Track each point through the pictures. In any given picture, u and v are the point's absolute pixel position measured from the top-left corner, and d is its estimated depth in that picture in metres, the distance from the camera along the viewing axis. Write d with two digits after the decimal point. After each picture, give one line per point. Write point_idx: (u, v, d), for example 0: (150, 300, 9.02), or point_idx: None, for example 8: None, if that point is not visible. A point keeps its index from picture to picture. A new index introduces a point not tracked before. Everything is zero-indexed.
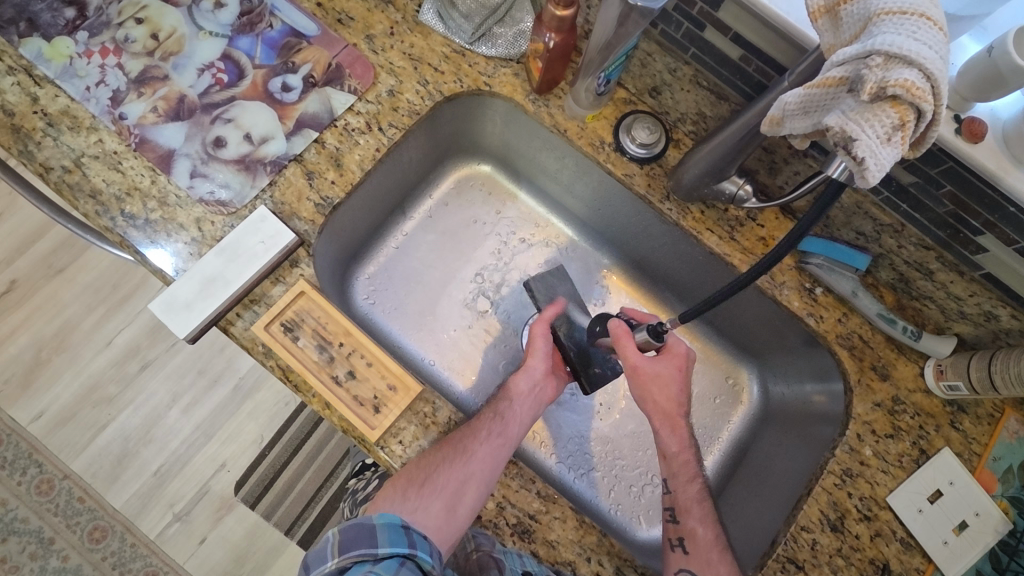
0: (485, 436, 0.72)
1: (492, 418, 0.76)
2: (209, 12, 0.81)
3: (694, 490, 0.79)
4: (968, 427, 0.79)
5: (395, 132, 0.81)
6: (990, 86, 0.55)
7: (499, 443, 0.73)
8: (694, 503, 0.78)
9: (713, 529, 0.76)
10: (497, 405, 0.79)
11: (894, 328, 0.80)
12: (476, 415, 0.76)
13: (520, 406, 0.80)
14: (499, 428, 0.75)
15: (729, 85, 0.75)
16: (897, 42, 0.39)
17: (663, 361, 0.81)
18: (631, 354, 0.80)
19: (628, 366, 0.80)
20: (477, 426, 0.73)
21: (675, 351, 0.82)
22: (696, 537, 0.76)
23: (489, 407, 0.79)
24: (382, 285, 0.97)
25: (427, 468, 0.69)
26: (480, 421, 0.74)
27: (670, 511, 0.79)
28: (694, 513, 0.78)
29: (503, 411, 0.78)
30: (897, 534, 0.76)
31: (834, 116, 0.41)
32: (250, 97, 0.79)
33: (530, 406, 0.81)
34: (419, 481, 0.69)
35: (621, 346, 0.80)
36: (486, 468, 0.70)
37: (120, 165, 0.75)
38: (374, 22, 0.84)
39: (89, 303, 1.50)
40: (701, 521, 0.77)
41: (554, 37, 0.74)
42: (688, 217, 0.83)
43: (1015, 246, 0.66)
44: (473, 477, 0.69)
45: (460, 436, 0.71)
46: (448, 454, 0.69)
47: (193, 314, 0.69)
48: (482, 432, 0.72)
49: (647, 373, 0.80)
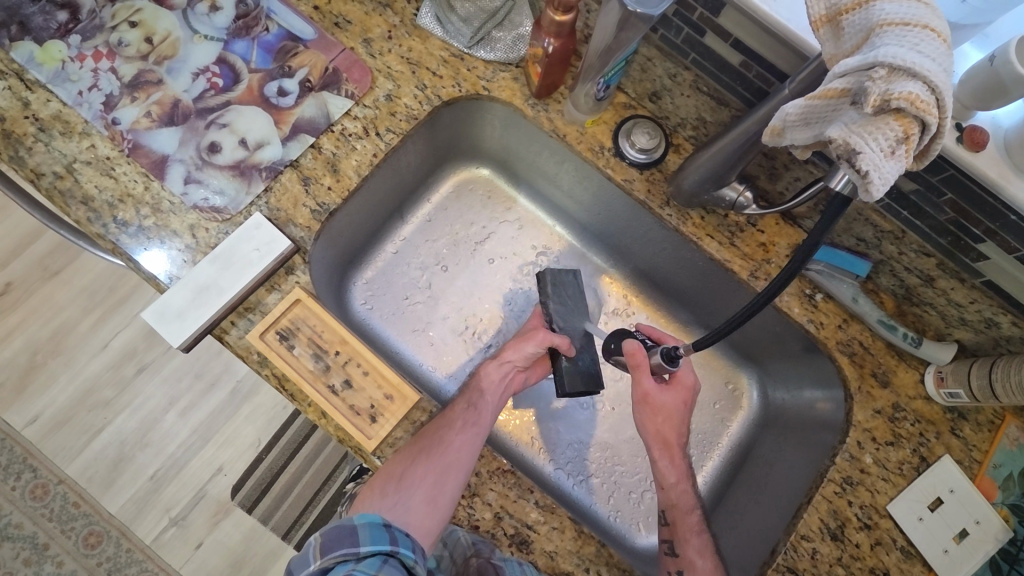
0: (461, 425, 0.72)
1: (465, 409, 0.75)
2: (204, 15, 0.80)
3: (693, 520, 0.78)
4: (969, 435, 0.79)
5: (393, 137, 0.80)
6: (992, 94, 0.54)
7: (475, 431, 0.73)
8: (694, 533, 0.77)
9: (712, 560, 0.75)
10: (469, 396, 0.78)
11: (895, 334, 0.80)
12: (448, 407, 0.75)
13: (490, 398, 0.79)
14: (473, 418, 0.74)
15: (729, 91, 0.74)
16: (900, 54, 0.38)
17: (671, 392, 0.81)
18: (643, 381, 0.80)
19: (639, 394, 0.81)
20: (451, 416, 0.73)
21: (682, 383, 0.82)
22: (696, 569, 0.75)
23: (461, 397, 0.78)
24: (380, 291, 0.96)
25: (403, 463, 0.68)
26: (453, 411, 0.74)
27: (670, 544, 0.78)
28: (693, 544, 0.77)
29: (476, 402, 0.77)
30: (898, 542, 0.76)
31: (836, 129, 0.41)
32: (246, 102, 0.78)
33: (501, 392, 0.80)
34: (396, 476, 0.68)
35: (637, 370, 0.80)
36: (464, 456, 0.69)
37: (113, 171, 0.74)
38: (372, 26, 0.83)
39: (84, 306, 1.48)
40: (700, 552, 0.76)
41: (553, 42, 0.73)
42: (688, 223, 0.82)
43: (1015, 254, 0.65)
44: (451, 465, 0.68)
45: (434, 427, 0.71)
46: (423, 446, 0.69)
47: (186, 323, 0.68)
48: (456, 422, 0.72)
49: (655, 403, 0.80)
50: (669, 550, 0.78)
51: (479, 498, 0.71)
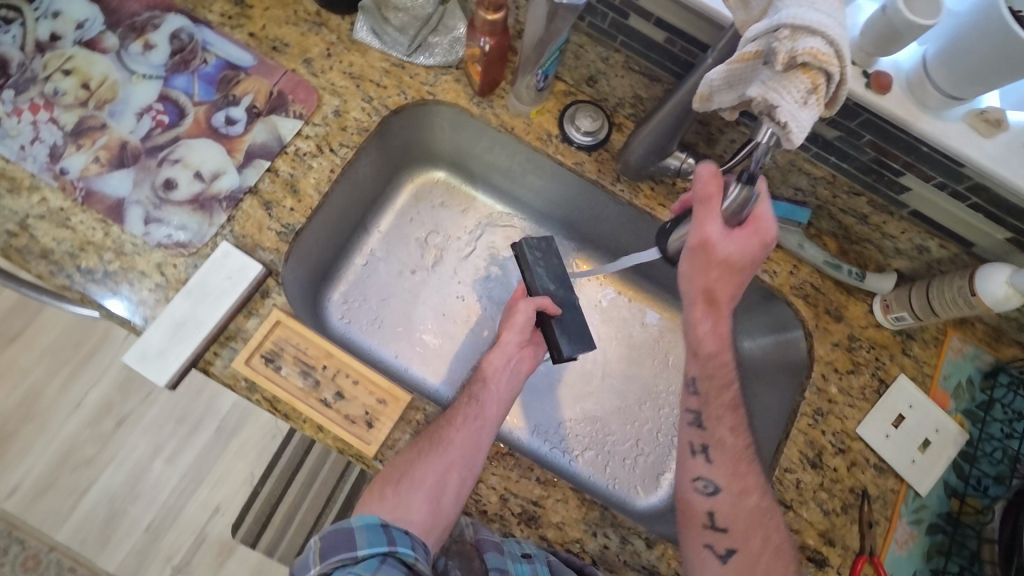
0: (462, 423, 0.74)
1: (467, 403, 0.78)
2: (139, 55, 0.80)
3: (727, 396, 0.77)
4: (918, 353, 0.87)
5: (347, 151, 0.82)
6: (889, 42, 0.60)
7: (475, 426, 0.75)
8: (727, 410, 0.77)
9: (744, 437, 0.76)
10: (471, 389, 0.80)
11: (840, 271, 0.87)
12: (452, 403, 0.78)
13: (496, 384, 0.81)
14: (476, 411, 0.77)
15: (659, 67, 0.79)
16: (799, 15, 0.42)
17: (741, 236, 0.67)
18: (709, 219, 0.65)
19: (699, 237, 0.66)
20: (454, 413, 0.75)
21: (758, 230, 0.67)
22: (724, 445, 0.75)
23: (465, 391, 0.80)
24: (355, 303, 0.98)
25: (403, 465, 0.70)
26: (455, 407, 0.76)
27: (697, 415, 0.77)
28: (726, 423, 0.76)
29: (477, 394, 0.79)
30: (871, 461, 0.82)
31: (755, 88, 0.44)
32: (194, 135, 0.78)
33: (505, 369, 0.83)
34: (395, 478, 0.70)
35: (705, 203, 0.66)
36: (466, 452, 0.72)
37: (69, 221, 0.73)
38: (310, 46, 0.84)
39: (49, 367, 1.44)
40: (732, 429, 0.76)
41: (489, 40, 0.76)
42: (640, 196, 0.87)
43: (933, 182, 0.72)
44: (454, 464, 0.70)
45: (435, 427, 0.73)
46: (425, 446, 0.71)
47: (169, 360, 0.68)
48: (457, 418, 0.74)
49: (716, 252, 0.67)
50: (696, 422, 0.77)
51: (483, 483, 0.74)
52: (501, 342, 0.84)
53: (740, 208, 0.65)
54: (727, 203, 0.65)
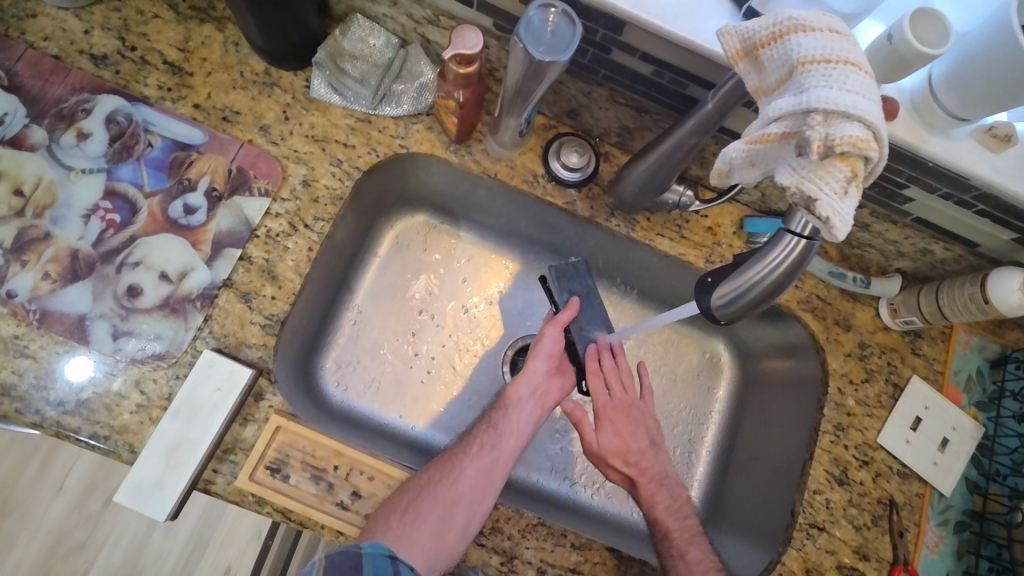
0: (476, 452, 0.73)
1: (485, 431, 0.75)
2: (74, 147, 0.71)
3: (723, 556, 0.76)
4: (928, 351, 0.87)
5: (323, 225, 0.76)
6: (897, 69, 0.56)
7: (491, 456, 0.73)
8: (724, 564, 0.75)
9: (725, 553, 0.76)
10: (491, 415, 0.77)
11: (846, 280, 0.86)
12: (469, 432, 0.77)
13: (518, 413, 0.77)
14: (492, 441, 0.74)
15: (647, 98, 0.74)
16: (832, 98, 0.38)
17: None
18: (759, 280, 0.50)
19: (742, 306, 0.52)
20: (469, 443, 0.74)
21: None
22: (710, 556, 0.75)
23: (485, 416, 0.78)
24: (349, 368, 0.93)
25: (410, 495, 0.67)
26: (472, 437, 0.75)
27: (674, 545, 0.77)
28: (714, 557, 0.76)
29: (498, 422, 0.76)
30: (894, 468, 0.83)
31: (786, 176, 0.41)
32: (152, 231, 0.71)
33: (529, 409, 0.77)
34: (402, 508, 0.66)
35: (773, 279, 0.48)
36: (478, 484, 0.70)
37: (27, 349, 0.66)
38: (264, 110, 0.77)
39: (24, 453, 1.35)
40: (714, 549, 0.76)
41: (463, 92, 0.70)
42: (637, 228, 0.83)
43: (938, 193, 0.70)
44: (462, 497, 0.69)
45: (449, 457, 0.73)
46: (435, 475, 0.70)
47: (167, 491, 0.63)
48: (472, 447, 0.73)
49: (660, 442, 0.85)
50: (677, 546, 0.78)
51: (518, 559, 0.71)
52: (528, 371, 0.79)
53: (795, 269, 0.46)
54: (776, 260, 0.46)
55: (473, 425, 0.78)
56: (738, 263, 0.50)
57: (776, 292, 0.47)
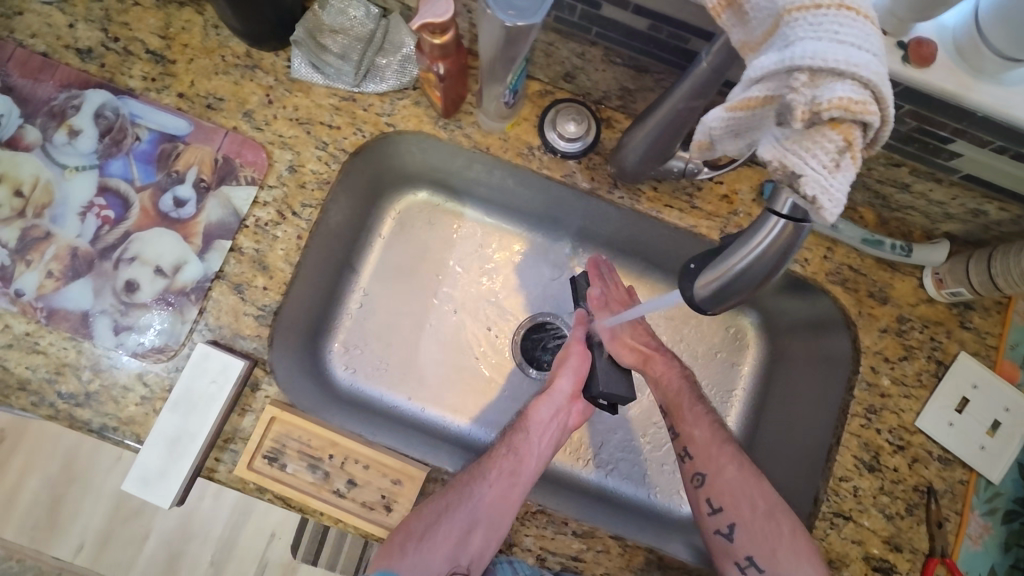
0: (495, 477, 0.72)
1: (504, 455, 0.74)
2: (66, 145, 0.72)
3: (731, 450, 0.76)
4: (980, 324, 0.77)
5: (312, 211, 0.74)
6: (932, 5, 0.49)
7: (511, 482, 0.72)
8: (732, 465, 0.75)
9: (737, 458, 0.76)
10: (511, 438, 0.76)
11: (882, 248, 0.76)
12: (489, 451, 0.75)
13: (536, 437, 0.76)
14: (512, 465, 0.73)
15: (646, 56, 0.67)
16: (820, 53, 0.33)
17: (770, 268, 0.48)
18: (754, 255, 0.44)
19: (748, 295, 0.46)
20: (488, 466, 0.73)
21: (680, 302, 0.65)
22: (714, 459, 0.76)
23: (505, 437, 0.77)
24: (357, 350, 0.89)
25: (425, 521, 0.68)
26: (492, 459, 0.74)
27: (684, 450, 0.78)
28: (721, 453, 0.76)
29: (517, 445, 0.75)
30: (934, 454, 0.75)
31: (769, 148, 0.35)
32: (145, 226, 0.71)
33: (547, 434, 0.77)
34: (418, 535, 0.68)
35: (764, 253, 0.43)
36: (496, 511, 0.69)
37: (38, 345, 0.69)
38: (247, 95, 0.75)
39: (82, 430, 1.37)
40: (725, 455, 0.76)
41: (442, 64, 0.66)
42: (643, 199, 0.77)
43: (990, 147, 0.60)
44: (480, 523, 0.69)
45: (466, 481, 0.72)
46: (452, 500, 0.70)
47: (171, 480, 0.65)
48: (490, 473, 0.72)
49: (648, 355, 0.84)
50: (683, 454, 0.78)
51: (518, 546, 0.71)
52: (551, 391, 0.78)
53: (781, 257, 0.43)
54: (761, 247, 0.42)
55: (495, 443, 0.77)
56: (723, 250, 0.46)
57: (766, 269, 0.43)
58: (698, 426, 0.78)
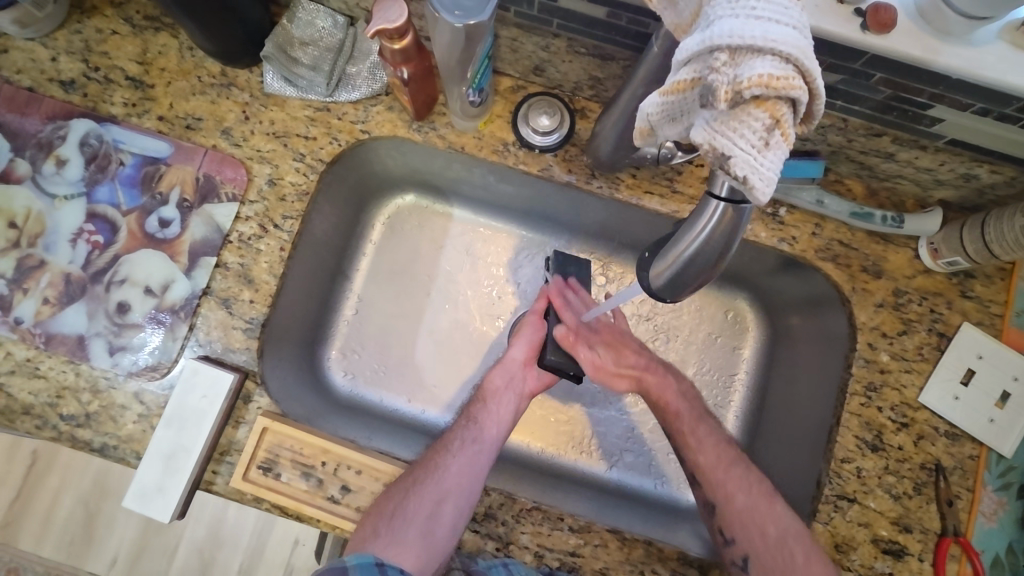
0: (458, 448, 0.73)
1: (464, 427, 0.76)
2: (55, 175, 0.74)
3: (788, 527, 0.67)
4: (981, 292, 0.75)
5: (293, 222, 0.75)
6: None
7: (476, 450, 0.74)
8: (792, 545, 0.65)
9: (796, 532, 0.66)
10: (471, 410, 0.78)
11: (873, 221, 0.74)
12: (448, 429, 0.77)
13: (494, 406, 0.78)
14: (473, 434, 0.75)
15: (609, 43, 0.66)
16: (736, 31, 0.33)
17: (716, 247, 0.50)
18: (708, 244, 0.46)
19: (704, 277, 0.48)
20: (450, 439, 0.74)
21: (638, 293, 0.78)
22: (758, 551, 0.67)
23: (464, 412, 0.78)
24: (355, 355, 0.90)
25: (397, 497, 0.67)
26: (451, 433, 0.75)
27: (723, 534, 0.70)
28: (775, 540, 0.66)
29: (477, 415, 0.77)
30: (940, 430, 0.73)
31: (699, 130, 0.35)
32: (133, 248, 0.73)
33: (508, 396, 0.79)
34: (389, 512, 0.66)
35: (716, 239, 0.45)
36: (464, 478, 0.70)
37: (38, 369, 0.71)
38: (225, 112, 0.76)
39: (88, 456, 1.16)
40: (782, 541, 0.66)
41: (405, 69, 0.66)
42: (622, 187, 0.76)
43: (971, 109, 0.58)
44: (450, 492, 0.69)
45: (431, 455, 0.73)
46: (421, 475, 0.70)
47: (168, 495, 0.67)
48: (453, 444, 0.73)
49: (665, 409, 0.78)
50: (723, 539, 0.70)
51: (515, 544, 0.71)
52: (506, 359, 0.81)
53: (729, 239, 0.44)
54: (706, 230, 0.43)
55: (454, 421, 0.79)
56: (671, 238, 0.48)
57: (717, 250, 0.44)
58: (746, 503, 0.69)
